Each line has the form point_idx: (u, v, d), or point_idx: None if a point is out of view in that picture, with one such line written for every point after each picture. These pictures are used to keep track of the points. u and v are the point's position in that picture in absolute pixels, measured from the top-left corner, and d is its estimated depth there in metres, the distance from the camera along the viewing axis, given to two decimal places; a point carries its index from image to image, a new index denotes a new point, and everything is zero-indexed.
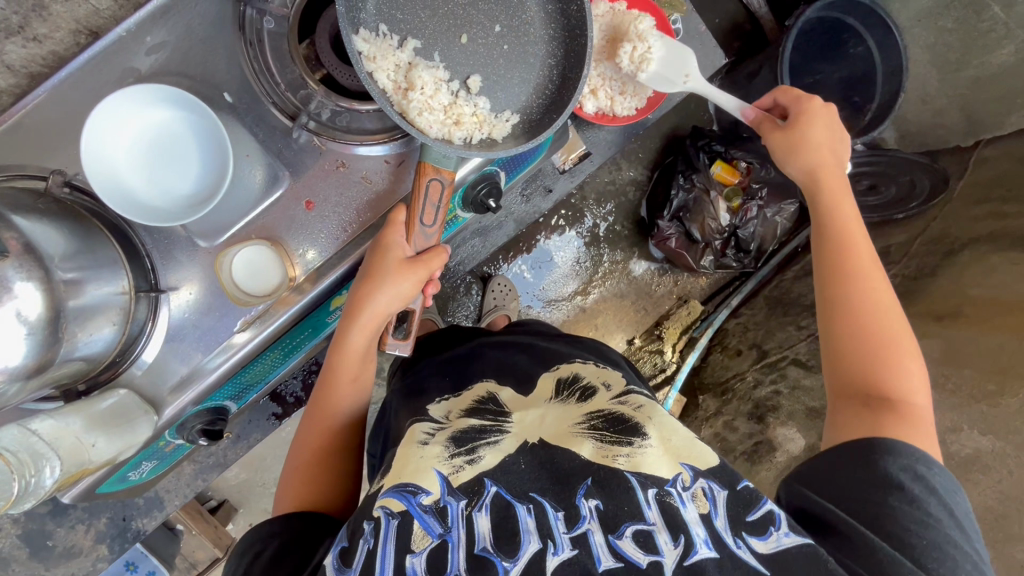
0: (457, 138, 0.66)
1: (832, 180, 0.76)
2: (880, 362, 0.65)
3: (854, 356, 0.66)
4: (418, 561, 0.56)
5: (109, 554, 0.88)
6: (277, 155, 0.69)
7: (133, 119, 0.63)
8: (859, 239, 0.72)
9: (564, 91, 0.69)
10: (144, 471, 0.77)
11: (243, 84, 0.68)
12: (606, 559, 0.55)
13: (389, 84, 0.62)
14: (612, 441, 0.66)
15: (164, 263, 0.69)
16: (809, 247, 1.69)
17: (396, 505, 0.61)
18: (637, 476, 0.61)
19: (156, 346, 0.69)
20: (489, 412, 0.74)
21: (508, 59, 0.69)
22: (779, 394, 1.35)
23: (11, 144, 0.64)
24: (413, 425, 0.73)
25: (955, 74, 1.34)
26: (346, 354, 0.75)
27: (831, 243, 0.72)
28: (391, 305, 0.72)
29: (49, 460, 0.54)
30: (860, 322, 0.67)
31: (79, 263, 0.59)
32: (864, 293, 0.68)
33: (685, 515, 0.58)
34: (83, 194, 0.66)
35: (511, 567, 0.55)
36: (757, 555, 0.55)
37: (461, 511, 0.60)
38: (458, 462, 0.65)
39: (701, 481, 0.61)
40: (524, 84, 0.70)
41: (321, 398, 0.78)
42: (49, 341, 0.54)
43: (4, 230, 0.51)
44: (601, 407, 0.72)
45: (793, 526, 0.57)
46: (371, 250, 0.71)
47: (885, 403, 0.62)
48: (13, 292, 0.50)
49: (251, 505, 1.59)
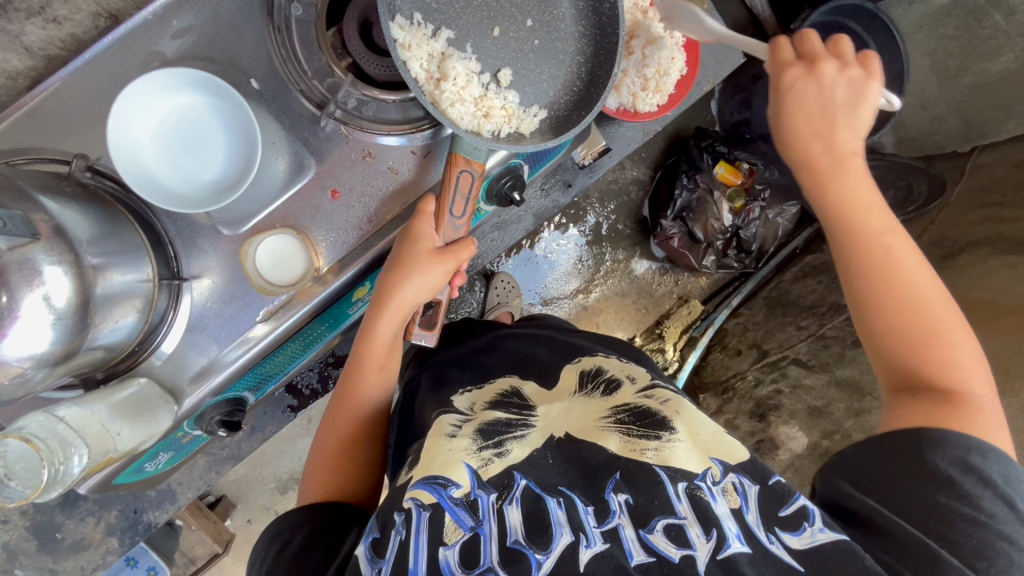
0: (486, 130, 0.66)
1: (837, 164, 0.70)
2: (926, 354, 0.63)
3: (894, 350, 0.65)
4: (451, 553, 0.56)
5: (119, 547, 0.85)
6: (303, 144, 0.69)
7: (159, 104, 0.62)
8: (871, 224, 0.68)
9: (593, 87, 0.69)
10: (160, 463, 0.76)
11: (270, 71, 0.67)
12: (638, 553, 0.55)
13: (422, 74, 0.63)
14: (640, 434, 0.66)
15: (187, 251, 0.68)
16: (808, 249, 1.72)
17: (426, 497, 0.61)
18: (666, 471, 0.61)
19: (177, 336, 0.68)
20: (514, 405, 0.74)
21: (539, 54, 0.69)
22: (780, 393, 1.34)
23: (30, 128, 0.63)
24: (438, 417, 0.73)
25: (954, 80, 1.36)
26: (374, 343, 0.76)
27: (848, 231, 0.69)
28: (419, 297, 0.72)
29: (76, 447, 0.53)
30: (893, 315, 0.65)
31: (106, 248, 0.57)
32: (895, 281, 0.65)
33: (717, 509, 0.58)
34: (105, 180, 0.65)
35: (545, 559, 0.55)
36: (791, 552, 0.56)
37: (491, 504, 0.60)
38: (486, 455, 0.65)
39: (731, 476, 0.62)
40: (553, 79, 0.70)
41: (347, 388, 0.80)
42: (77, 328, 0.53)
43: (35, 213, 0.51)
44: (627, 400, 0.73)
45: (828, 522, 0.58)
46: (401, 239, 0.71)
47: (938, 395, 0.61)
48: (43, 276, 0.49)
49: (248, 501, 1.57)
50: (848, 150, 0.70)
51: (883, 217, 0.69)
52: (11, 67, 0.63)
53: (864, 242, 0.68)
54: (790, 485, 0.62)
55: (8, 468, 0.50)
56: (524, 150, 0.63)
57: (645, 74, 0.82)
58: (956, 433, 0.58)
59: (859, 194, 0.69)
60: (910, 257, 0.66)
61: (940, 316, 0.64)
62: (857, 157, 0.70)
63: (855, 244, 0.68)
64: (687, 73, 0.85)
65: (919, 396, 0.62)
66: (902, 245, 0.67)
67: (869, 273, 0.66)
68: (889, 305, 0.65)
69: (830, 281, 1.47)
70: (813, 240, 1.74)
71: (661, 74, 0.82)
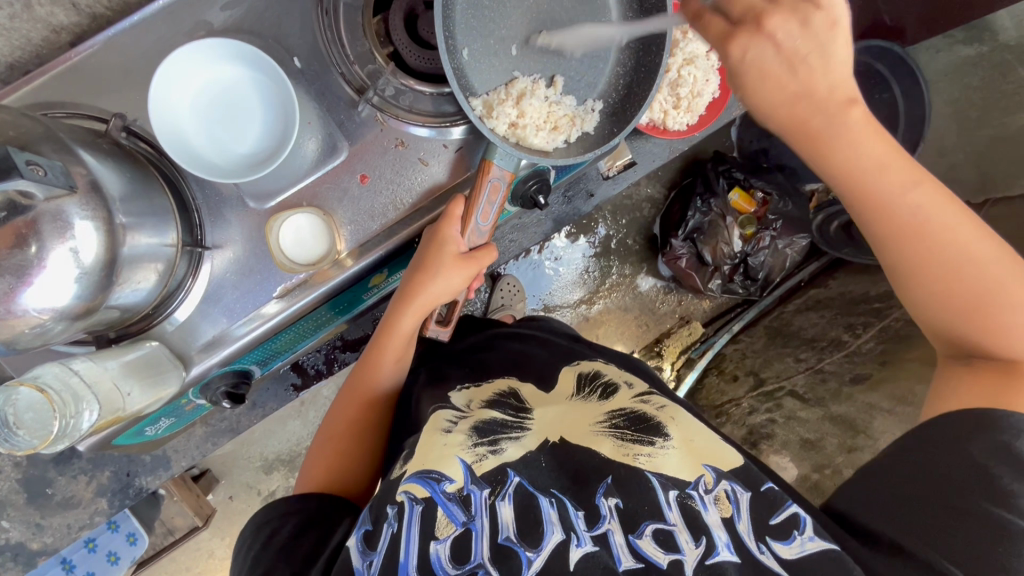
0: (559, 140, 0.70)
1: (893, 174, 0.58)
2: (978, 321, 0.58)
3: (946, 319, 0.61)
4: (442, 548, 0.56)
5: (108, 509, 0.84)
6: (338, 126, 0.69)
7: (204, 72, 0.63)
8: (905, 181, 0.58)
9: (629, 105, 0.71)
10: (160, 428, 0.76)
11: (314, 52, 0.68)
12: (626, 558, 0.55)
13: (501, 115, 0.67)
14: (633, 440, 0.67)
15: (212, 220, 0.68)
16: (812, 282, 1.73)
17: (419, 491, 0.60)
18: (659, 477, 0.62)
19: (192, 305, 0.68)
20: (511, 406, 0.74)
21: (581, 61, 0.72)
22: (773, 423, 1.32)
23: (70, 83, 0.64)
24: (434, 412, 0.73)
25: (974, 131, 1.37)
26: (395, 336, 0.79)
27: (873, 194, 0.59)
28: (441, 295, 0.76)
29: (88, 402, 0.53)
30: (947, 285, 0.59)
31: (136, 209, 0.58)
32: (938, 246, 0.59)
33: (707, 518, 0.59)
34: (140, 142, 0.66)
35: (534, 558, 0.55)
36: (780, 561, 0.56)
37: (484, 501, 0.60)
38: (481, 451, 0.65)
39: (724, 483, 0.63)
40: (591, 86, 0.73)
41: (363, 373, 0.82)
42: (102, 284, 0.53)
43: (75, 165, 0.51)
44: (623, 404, 0.73)
45: (817, 531, 0.58)
46: (428, 239, 0.73)
47: (1002, 372, 0.58)
48: (73, 230, 0.50)
49: (233, 477, 1.56)
50: (843, 97, 0.57)
51: (904, 163, 0.58)
52: (55, 22, 0.63)
53: (889, 204, 0.59)
54: (783, 492, 0.63)
55: (18, 416, 0.51)
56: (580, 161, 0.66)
57: (678, 94, 0.83)
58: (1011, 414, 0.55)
59: (870, 155, 0.58)
60: (950, 209, 0.58)
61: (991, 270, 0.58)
62: (856, 104, 0.57)
63: (884, 214, 0.59)
64: (718, 97, 0.85)
65: (974, 365, 0.60)
66: (925, 200, 0.58)
67: (904, 241, 0.59)
68: (937, 265, 0.59)
69: (831, 318, 1.47)
70: (818, 274, 1.74)
71: (694, 93, 0.83)
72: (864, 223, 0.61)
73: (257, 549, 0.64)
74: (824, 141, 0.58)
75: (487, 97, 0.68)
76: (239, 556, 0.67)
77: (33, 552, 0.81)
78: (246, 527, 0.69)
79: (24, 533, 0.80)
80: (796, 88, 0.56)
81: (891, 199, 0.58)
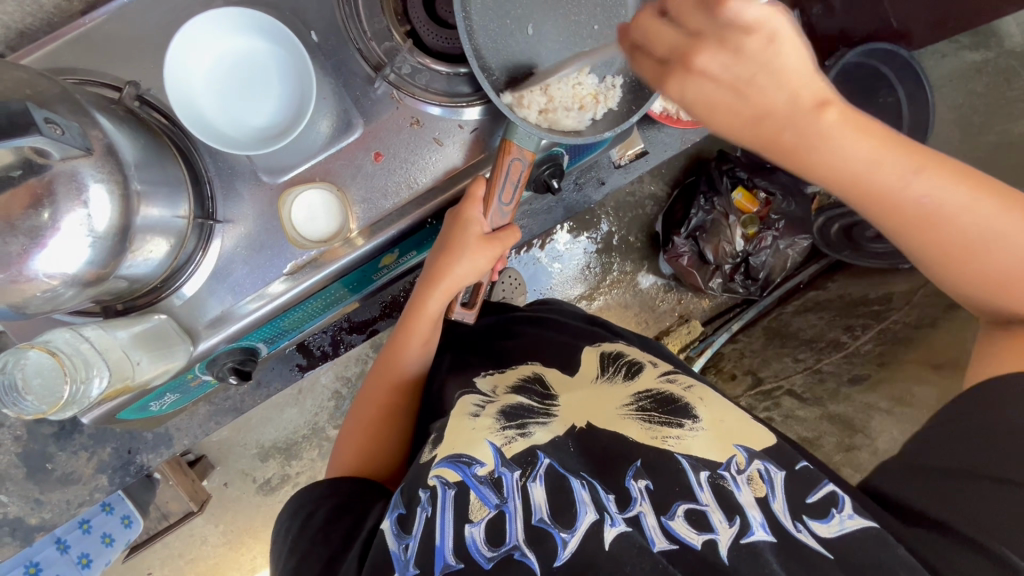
0: (588, 118, 0.70)
1: (889, 176, 0.51)
2: (1014, 292, 0.56)
3: (980, 295, 0.58)
4: (477, 531, 0.56)
5: (108, 486, 0.84)
6: (354, 102, 0.69)
7: (220, 43, 0.62)
8: (906, 177, 0.51)
9: (645, 83, 0.71)
10: (164, 404, 0.75)
11: (331, 26, 0.67)
12: (661, 541, 0.56)
13: (530, 103, 0.67)
14: (661, 422, 0.67)
15: (224, 194, 0.67)
16: (811, 284, 1.74)
17: (451, 475, 0.61)
18: (689, 459, 0.62)
19: (200, 279, 0.67)
20: (535, 393, 0.73)
21: (596, 39, 0.71)
22: (772, 420, 1.33)
23: (84, 50, 0.64)
24: (461, 397, 0.73)
25: (978, 137, 1.36)
26: (421, 321, 0.78)
27: (879, 207, 0.53)
28: (466, 278, 0.76)
29: (98, 368, 0.53)
30: (978, 264, 0.55)
31: (148, 177, 0.57)
32: (960, 235, 0.54)
33: (740, 498, 0.59)
34: (153, 111, 0.65)
35: (570, 538, 0.55)
36: (819, 539, 0.56)
37: (516, 482, 0.60)
38: (510, 433, 0.65)
39: (757, 463, 0.63)
40: (608, 65, 0.71)
41: (386, 359, 0.81)
42: (116, 250, 0.53)
43: (91, 128, 0.50)
44: (649, 386, 0.73)
45: (857, 510, 0.59)
46: (452, 221, 0.73)
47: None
48: (87, 193, 0.49)
49: (228, 464, 1.55)
50: (813, 100, 0.49)
51: (902, 151, 0.51)
52: None
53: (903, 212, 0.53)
54: (817, 471, 0.63)
55: (25, 382, 0.50)
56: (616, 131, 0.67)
57: None
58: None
59: (861, 157, 0.50)
60: (966, 189, 0.52)
61: (1020, 237, 0.53)
62: (829, 104, 0.49)
63: (898, 219, 0.53)
64: None
65: (1018, 333, 0.58)
66: (936, 186, 0.51)
67: (921, 233, 0.54)
68: (964, 247, 0.54)
69: (831, 318, 1.49)
70: (818, 276, 1.75)
71: None
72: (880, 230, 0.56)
73: (294, 535, 0.64)
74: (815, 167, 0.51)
75: (515, 88, 0.69)
76: (277, 541, 0.67)
77: (31, 527, 0.80)
78: (284, 513, 0.69)
79: (23, 508, 0.79)
80: (754, 111, 0.50)
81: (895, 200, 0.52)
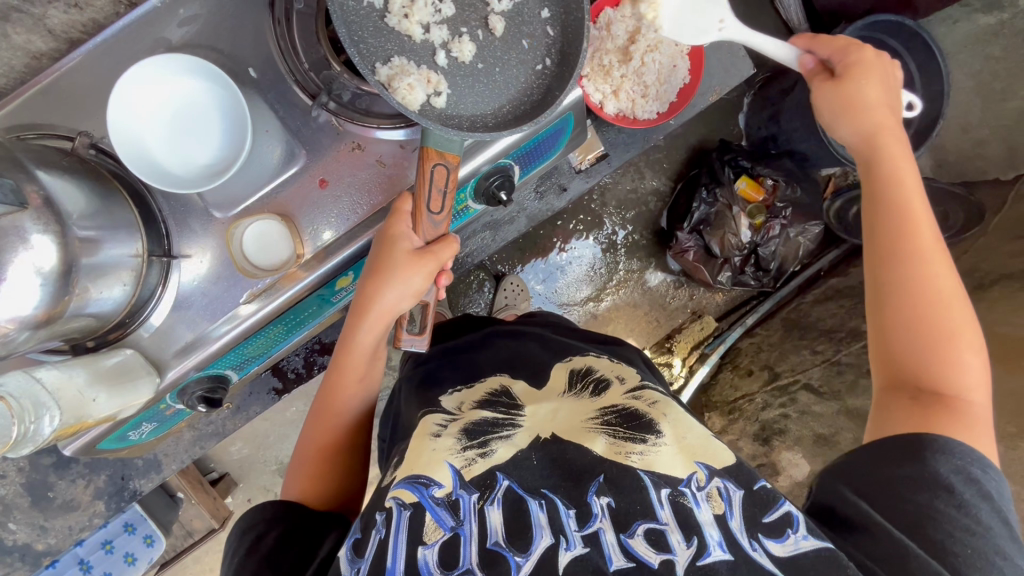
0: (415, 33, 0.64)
1: (919, 206, 0.68)
2: (933, 349, 0.62)
3: (910, 341, 0.64)
4: (429, 552, 0.57)
5: (105, 511, 0.90)
6: (297, 134, 0.71)
7: (162, 87, 0.65)
8: (922, 213, 0.67)
9: (567, 65, 0.67)
10: (143, 433, 0.79)
11: (269, 62, 0.70)
12: (617, 558, 0.55)
13: (411, 86, 0.63)
14: (626, 437, 0.66)
15: (179, 230, 0.70)
16: (832, 272, 1.65)
17: (407, 496, 0.61)
18: (651, 476, 0.61)
19: (165, 311, 0.70)
20: (502, 405, 0.75)
21: (505, 42, 0.67)
22: (786, 417, 1.29)
23: (44, 105, 0.68)
24: (424, 417, 0.74)
25: (998, 104, 1.40)
26: (354, 351, 0.77)
27: (902, 206, 0.67)
28: (401, 300, 0.72)
29: (49, 410, 0.57)
30: (926, 303, 0.63)
31: (98, 223, 0.60)
32: (924, 273, 0.64)
33: (699, 516, 0.58)
34: (108, 157, 0.69)
35: (523, 562, 0.55)
36: (773, 558, 0.55)
37: (472, 505, 0.61)
38: (471, 454, 0.66)
39: (716, 480, 0.62)
40: (523, 65, 0.68)
41: (326, 394, 0.79)
42: (60, 292, 0.55)
43: (28, 184, 0.53)
44: (614, 402, 0.73)
45: (811, 530, 0.57)
46: (379, 242, 0.70)
47: (944, 405, 0.60)
48: (30, 242, 0.52)
49: (250, 481, 1.61)
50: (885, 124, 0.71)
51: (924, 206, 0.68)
52: (34, 47, 0.68)
53: (912, 218, 0.67)
54: (777, 491, 0.61)
55: None
56: (474, 66, 0.67)
57: (646, 82, 0.89)
58: (958, 443, 0.58)
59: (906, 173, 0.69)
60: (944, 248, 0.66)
61: (951, 305, 0.64)
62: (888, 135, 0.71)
63: (906, 231, 0.66)
64: (690, 80, 0.92)
65: (920, 397, 0.62)
66: (937, 234, 0.67)
67: (905, 251, 0.66)
68: (930, 284, 0.64)
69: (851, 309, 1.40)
70: (838, 263, 1.68)
71: (660, 83, 0.89)
72: (878, 232, 0.68)
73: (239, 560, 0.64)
74: (885, 136, 0.71)
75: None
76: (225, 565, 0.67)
77: (38, 553, 0.87)
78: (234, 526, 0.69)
79: (30, 534, 0.85)
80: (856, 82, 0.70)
81: (903, 223, 0.67)
